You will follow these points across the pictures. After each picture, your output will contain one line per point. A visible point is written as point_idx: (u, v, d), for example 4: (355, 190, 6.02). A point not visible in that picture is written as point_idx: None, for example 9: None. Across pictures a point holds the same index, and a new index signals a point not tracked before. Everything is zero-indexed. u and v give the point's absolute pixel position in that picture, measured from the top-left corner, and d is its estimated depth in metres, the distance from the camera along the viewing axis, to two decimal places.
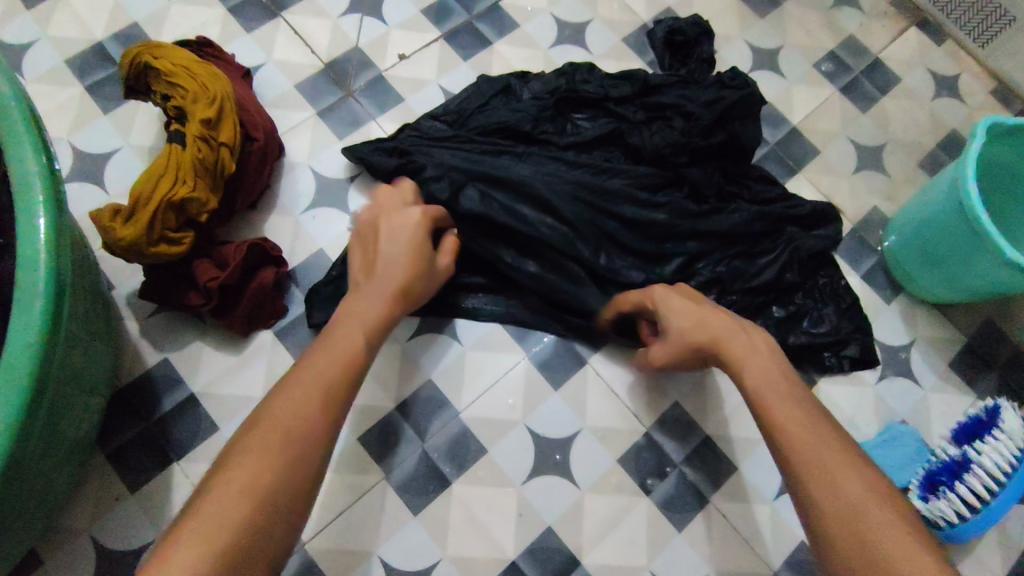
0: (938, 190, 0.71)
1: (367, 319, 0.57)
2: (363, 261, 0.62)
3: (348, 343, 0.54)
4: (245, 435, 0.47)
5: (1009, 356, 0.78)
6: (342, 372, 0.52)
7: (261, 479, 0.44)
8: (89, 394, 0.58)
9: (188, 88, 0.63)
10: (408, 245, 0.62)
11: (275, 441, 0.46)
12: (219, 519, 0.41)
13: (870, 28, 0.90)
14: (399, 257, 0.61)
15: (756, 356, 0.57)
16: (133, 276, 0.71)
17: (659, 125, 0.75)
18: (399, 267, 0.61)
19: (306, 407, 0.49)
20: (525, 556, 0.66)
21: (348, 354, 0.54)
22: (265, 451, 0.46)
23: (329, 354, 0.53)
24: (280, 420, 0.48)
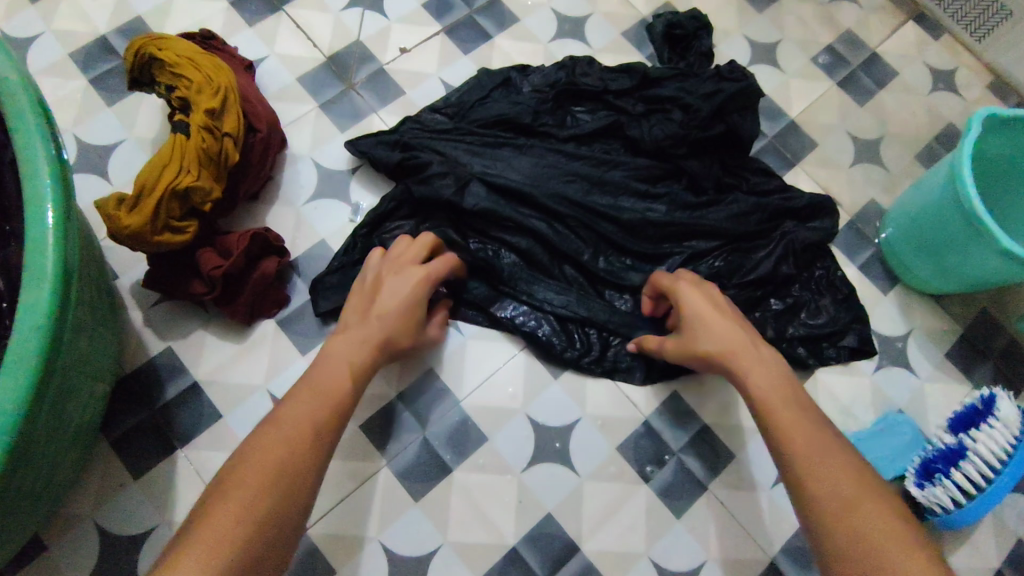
0: (936, 182, 0.71)
1: (353, 355, 0.57)
2: (357, 302, 0.61)
3: (336, 373, 0.55)
4: (233, 464, 0.46)
5: (1004, 346, 0.79)
6: (329, 398, 0.53)
7: (255, 503, 0.43)
8: (93, 381, 0.59)
9: (192, 79, 0.64)
10: (402, 302, 0.60)
11: (268, 469, 0.46)
12: (215, 542, 0.40)
13: (867, 23, 0.91)
14: (388, 313, 0.59)
15: (757, 360, 0.58)
16: (137, 266, 0.71)
17: (658, 117, 0.76)
18: (386, 322, 0.59)
19: (296, 431, 0.49)
20: (526, 542, 0.66)
21: (338, 389, 0.54)
22: (258, 471, 0.45)
23: (315, 387, 0.53)
24: (270, 448, 0.47)
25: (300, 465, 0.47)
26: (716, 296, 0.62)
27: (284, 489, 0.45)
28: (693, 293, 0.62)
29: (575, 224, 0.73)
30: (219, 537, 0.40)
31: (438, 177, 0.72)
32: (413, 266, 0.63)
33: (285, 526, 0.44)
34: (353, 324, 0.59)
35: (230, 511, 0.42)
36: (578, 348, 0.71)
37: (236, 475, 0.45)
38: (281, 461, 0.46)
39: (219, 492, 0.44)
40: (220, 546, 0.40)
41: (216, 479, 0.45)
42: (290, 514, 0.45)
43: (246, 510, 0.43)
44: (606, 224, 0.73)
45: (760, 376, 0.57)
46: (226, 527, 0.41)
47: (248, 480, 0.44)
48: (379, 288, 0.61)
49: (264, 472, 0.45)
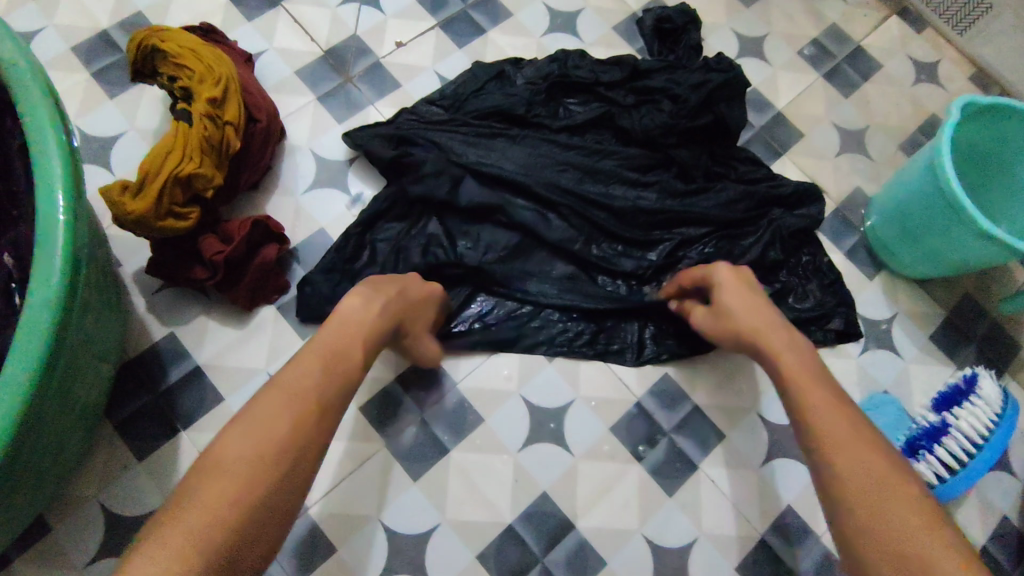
0: (917, 168, 0.73)
1: (371, 326, 0.54)
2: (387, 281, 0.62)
3: (350, 343, 0.52)
4: (231, 426, 0.45)
5: (986, 330, 0.81)
6: (338, 370, 0.50)
7: (251, 482, 0.42)
8: (99, 360, 0.60)
9: (194, 69, 0.66)
10: (425, 289, 0.64)
11: (267, 443, 0.44)
12: (204, 522, 0.40)
13: (852, 17, 0.94)
14: (414, 291, 0.62)
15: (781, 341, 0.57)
16: (139, 253, 0.73)
17: (648, 108, 0.78)
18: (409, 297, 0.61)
19: (299, 403, 0.47)
20: (521, 520, 0.68)
21: (350, 360, 0.51)
22: (254, 446, 0.44)
23: (327, 356, 0.50)
24: (269, 417, 0.45)
25: (301, 445, 0.45)
26: (742, 269, 0.64)
27: (279, 469, 0.44)
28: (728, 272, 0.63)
29: (568, 213, 0.75)
30: (207, 518, 0.40)
31: (433, 173, 0.73)
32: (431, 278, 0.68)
33: (283, 504, 0.44)
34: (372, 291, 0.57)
35: (221, 490, 0.41)
36: (570, 333, 0.74)
37: (227, 449, 0.43)
38: (280, 438, 0.44)
39: (211, 463, 0.43)
40: (208, 527, 0.39)
41: (214, 443, 0.44)
42: (287, 494, 0.44)
43: (240, 489, 0.42)
44: (598, 212, 0.75)
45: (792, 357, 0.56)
46: (213, 507, 0.40)
47: (242, 458, 0.43)
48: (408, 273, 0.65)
49: (259, 450, 0.43)
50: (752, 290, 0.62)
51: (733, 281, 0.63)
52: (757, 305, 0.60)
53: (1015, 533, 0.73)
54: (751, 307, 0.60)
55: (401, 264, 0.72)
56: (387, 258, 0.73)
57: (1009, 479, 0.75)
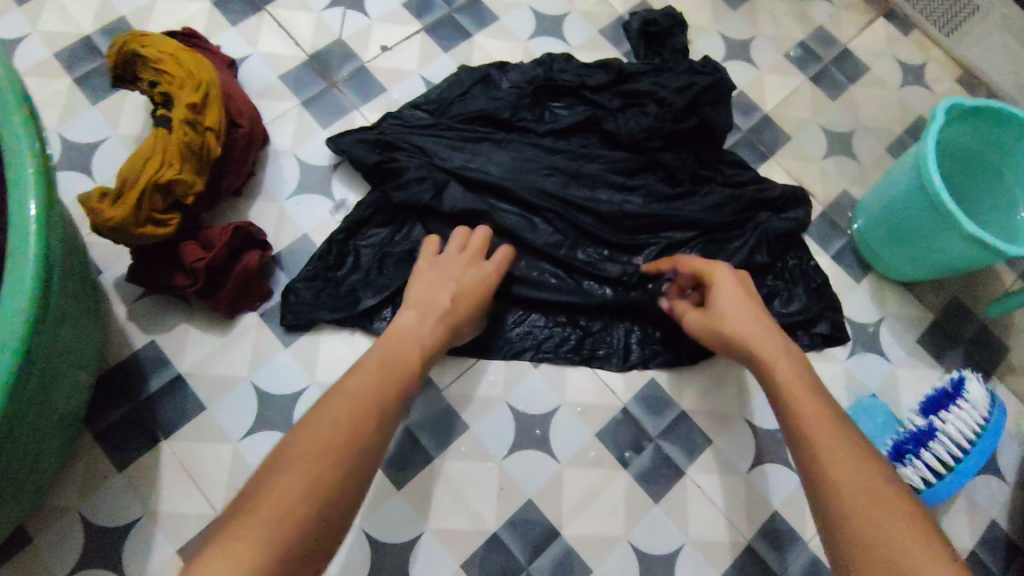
0: (902, 171, 0.73)
1: (423, 340, 0.57)
2: (432, 274, 0.63)
3: (404, 355, 0.55)
4: (301, 427, 0.46)
5: (974, 333, 0.80)
6: (393, 379, 0.52)
7: (319, 478, 0.43)
8: (77, 369, 0.60)
9: (174, 75, 0.65)
10: (478, 284, 0.64)
11: (337, 440, 0.46)
12: (274, 519, 0.40)
13: (839, 20, 0.93)
14: (461, 296, 0.62)
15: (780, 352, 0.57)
16: (121, 261, 0.72)
17: (634, 111, 0.78)
18: (457, 304, 0.61)
19: (358, 408, 0.48)
20: (506, 528, 0.68)
21: (402, 369, 0.54)
22: (316, 448, 0.45)
23: (383, 367, 0.53)
24: (335, 418, 0.47)
25: (367, 446, 0.47)
26: (744, 281, 0.64)
27: (348, 467, 0.45)
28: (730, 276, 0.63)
29: (554, 218, 0.75)
30: (277, 515, 0.40)
31: (416, 182, 0.73)
32: (478, 259, 0.66)
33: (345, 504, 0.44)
34: (424, 299, 0.60)
35: (289, 488, 0.42)
36: (555, 338, 0.74)
37: (289, 452, 0.44)
38: (342, 441, 0.46)
39: (277, 465, 0.44)
40: (275, 524, 0.40)
41: (285, 442, 0.46)
42: (354, 494, 0.45)
43: (308, 487, 0.42)
44: (583, 217, 0.75)
45: (787, 368, 0.55)
46: (281, 505, 0.41)
47: (309, 456, 0.44)
48: (455, 271, 0.64)
49: (323, 448, 0.45)
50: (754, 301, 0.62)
51: (734, 287, 0.62)
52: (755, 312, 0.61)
53: (1003, 538, 0.73)
54: (747, 312, 0.60)
55: (383, 271, 0.72)
56: (370, 264, 0.73)
57: (998, 483, 0.74)
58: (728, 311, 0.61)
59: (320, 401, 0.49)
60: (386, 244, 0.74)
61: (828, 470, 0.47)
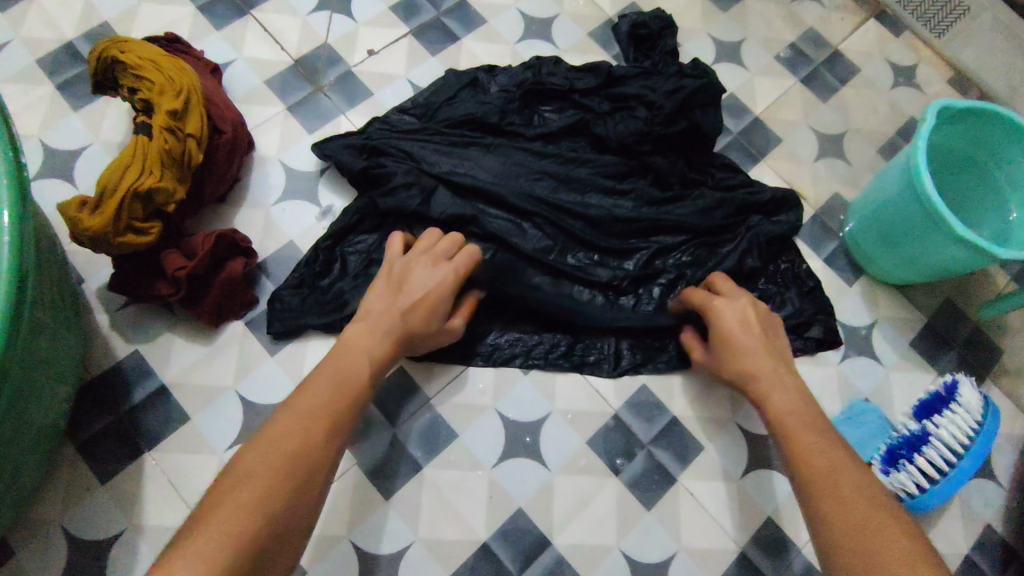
0: (894, 174, 0.72)
1: (372, 350, 0.57)
2: (382, 289, 0.62)
3: (354, 368, 0.55)
4: (251, 444, 0.48)
5: (968, 336, 0.80)
6: (344, 394, 0.53)
7: (270, 494, 0.44)
8: (56, 381, 0.58)
9: (154, 81, 0.64)
10: (431, 291, 0.62)
11: (280, 456, 0.47)
12: (225, 530, 0.41)
13: (830, 21, 0.93)
14: (413, 307, 0.60)
15: (777, 384, 0.59)
16: (103, 269, 0.71)
17: (623, 115, 0.77)
18: (408, 315, 0.60)
19: (310, 426, 0.50)
20: (497, 538, 0.67)
21: (355, 382, 0.55)
22: (266, 465, 0.46)
23: (334, 381, 0.54)
24: (283, 434, 0.48)
25: (315, 460, 0.48)
26: (749, 310, 0.64)
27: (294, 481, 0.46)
28: (733, 307, 0.64)
29: (543, 223, 0.74)
30: (227, 528, 0.41)
31: (404, 188, 0.72)
32: (440, 261, 0.64)
33: (296, 521, 0.45)
34: (375, 312, 0.60)
35: (239, 502, 0.43)
36: (545, 346, 0.73)
37: (242, 468, 0.45)
38: (291, 459, 0.47)
39: (227, 481, 0.45)
40: (226, 536, 0.41)
41: (231, 462, 0.47)
42: (303, 507, 0.46)
43: (258, 502, 0.44)
44: (574, 221, 0.74)
45: (782, 403, 0.58)
46: (234, 516, 0.42)
47: (257, 473, 0.45)
48: (409, 277, 0.62)
49: (274, 466, 0.46)
50: (765, 333, 0.63)
51: (732, 321, 0.63)
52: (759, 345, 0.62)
53: (999, 542, 0.72)
54: (749, 344, 0.62)
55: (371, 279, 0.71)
56: (358, 271, 0.72)
57: (993, 487, 0.74)
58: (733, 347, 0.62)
59: (270, 418, 0.51)
60: (375, 251, 0.73)
61: (826, 499, 0.50)
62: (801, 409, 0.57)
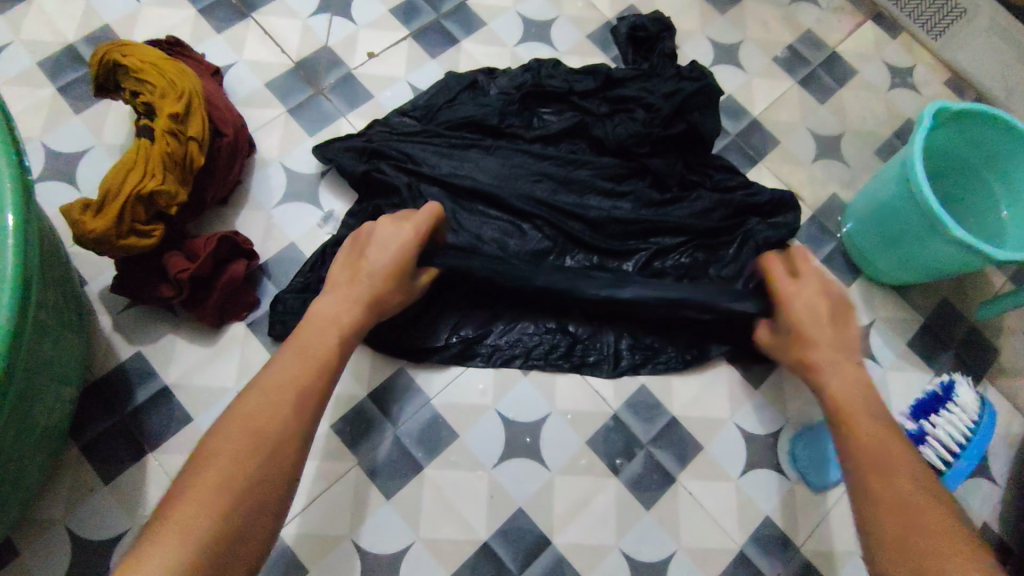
0: (890, 174, 0.73)
1: (339, 321, 0.55)
2: (346, 260, 0.60)
3: (320, 342, 0.53)
4: (223, 422, 0.47)
5: (964, 336, 0.80)
6: (311, 369, 0.51)
7: (234, 479, 0.44)
8: (60, 383, 0.59)
9: (156, 85, 0.65)
10: (393, 255, 0.59)
11: (247, 440, 0.46)
12: (190, 523, 0.41)
13: (827, 23, 0.94)
14: (377, 271, 0.58)
15: (841, 364, 0.56)
16: (105, 272, 0.72)
17: (622, 117, 0.77)
18: (373, 280, 0.58)
19: (277, 405, 0.48)
20: (497, 538, 0.67)
21: (320, 353, 0.53)
22: (233, 446, 0.45)
23: (300, 358, 0.52)
24: (252, 415, 0.47)
25: (281, 441, 0.47)
26: (830, 294, 0.59)
27: (259, 464, 0.45)
28: (805, 291, 0.60)
29: (543, 224, 0.74)
30: (194, 514, 0.42)
31: (407, 193, 0.72)
32: (402, 221, 0.61)
33: (267, 505, 0.45)
34: (341, 282, 0.58)
35: (202, 490, 0.43)
36: (545, 345, 0.73)
37: (210, 450, 0.45)
38: (258, 436, 0.46)
39: (196, 463, 0.45)
40: (188, 527, 0.41)
41: (207, 438, 0.47)
42: (273, 490, 0.45)
43: (227, 484, 0.44)
44: (572, 222, 0.74)
45: (842, 383, 0.55)
46: (203, 500, 0.42)
47: (225, 456, 0.45)
48: (370, 241, 0.60)
49: (239, 448, 0.45)
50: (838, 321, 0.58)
51: (816, 304, 0.59)
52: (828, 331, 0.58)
53: (996, 541, 0.73)
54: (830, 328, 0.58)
55: None
56: None
57: (989, 486, 0.74)
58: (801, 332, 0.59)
59: (237, 397, 0.49)
60: None
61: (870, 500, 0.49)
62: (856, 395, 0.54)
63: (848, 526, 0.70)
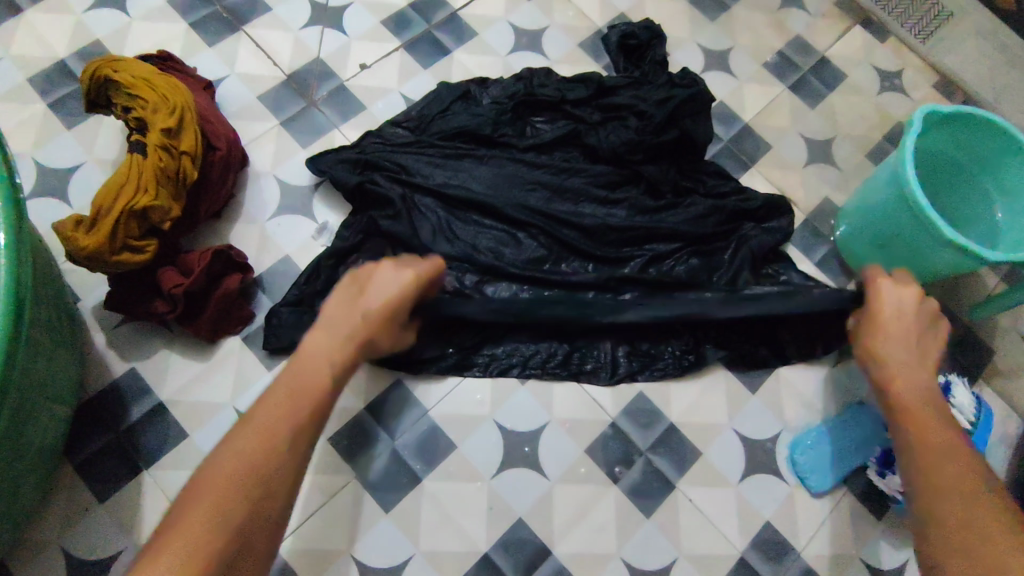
0: (882, 179, 0.73)
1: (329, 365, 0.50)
2: (343, 292, 0.54)
3: (310, 382, 0.49)
4: (212, 457, 0.45)
5: (958, 337, 0.81)
6: (302, 408, 0.47)
7: (227, 518, 0.42)
8: (53, 402, 0.58)
9: (148, 100, 0.65)
10: (391, 300, 0.55)
11: (235, 478, 0.43)
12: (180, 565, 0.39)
13: (815, 28, 0.94)
14: (374, 313, 0.54)
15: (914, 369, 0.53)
16: (98, 288, 0.71)
17: (614, 125, 0.78)
18: (371, 324, 0.53)
19: (268, 445, 0.45)
20: (497, 549, 0.67)
21: (311, 398, 0.48)
22: (222, 495, 0.42)
23: (289, 396, 0.48)
24: (238, 451, 0.45)
25: (272, 484, 0.44)
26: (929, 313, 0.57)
27: (252, 503, 0.43)
28: (898, 291, 0.58)
29: (538, 232, 0.74)
30: (180, 564, 0.39)
31: (400, 204, 0.72)
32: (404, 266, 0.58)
33: (257, 549, 0.43)
34: (335, 315, 0.53)
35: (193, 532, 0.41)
36: (542, 353, 0.73)
37: (198, 487, 0.43)
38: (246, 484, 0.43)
39: (187, 500, 0.43)
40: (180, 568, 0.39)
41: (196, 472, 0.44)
42: (263, 531, 0.43)
43: (214, 537, 0.41)
44: (567, 230, 0.74)
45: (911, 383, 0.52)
46: (193, 546, 0.40)
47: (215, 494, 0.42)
48: (370, 280, 0.55)
49: (233, 484, 0.43)
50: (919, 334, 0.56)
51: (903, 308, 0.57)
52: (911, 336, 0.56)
53: None
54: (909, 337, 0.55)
55: None
56: None
57: None
58: (879, 325, 0.57)
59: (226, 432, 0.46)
60: None
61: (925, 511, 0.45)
62: (931, 403, 0.51)
63: (847, 529, 0.70)
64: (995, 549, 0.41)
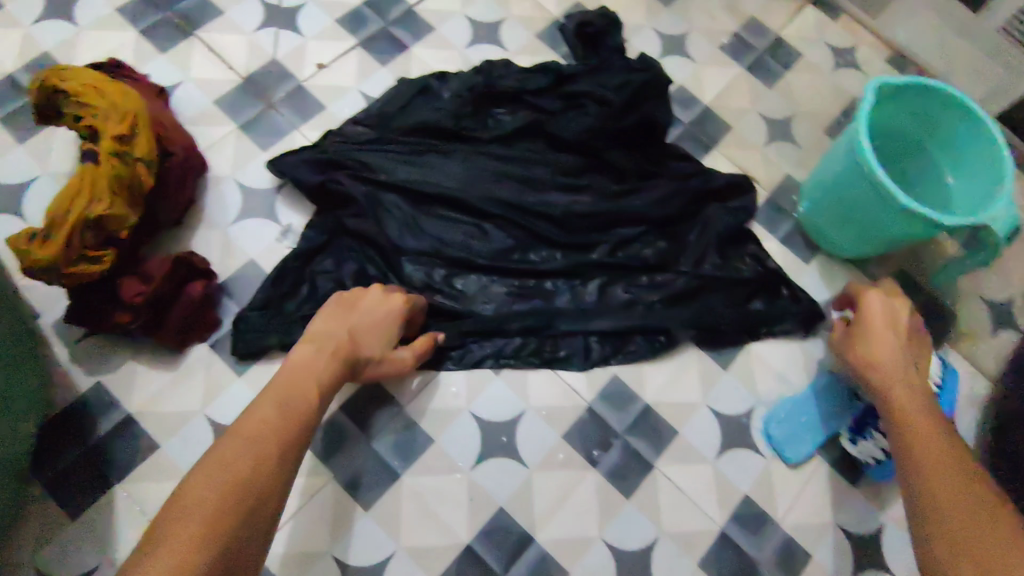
0: (839, 152, 0.74)
1: (319, 375, 0.56)
2: (332, 310, 0.62)
3: (300, 389, 0.55)
4: (201, 465, 0.47)
5: (922, 303, 0.82)
6: (294, 413, 0.53)
7: (219, 521, 0.44)
8: (15, 417, 0.57)
9: (97, 108, 0.64)
10: (381, 316, 0.63)
11: (227, 482, 0.46)
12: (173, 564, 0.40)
13: (769, 9, 0.96)
14: (362, 327, 0.62)
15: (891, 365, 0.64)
16: (59, 303, 0.70)
17: (575, 113, 0.79)
18: (359, 335, 0.61)
19: (261, 451, 0.49)
20: (480, 539, 0.67)
21: (299, 408, 0.54)
22: (220, 486, 0.46)
23: (279, 403, 0.53)
24: (230, 455, 0.48)
25: (263, 488, 0.48)
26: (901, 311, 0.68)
27: (244, 506, 0.46)
28: (882, 299, 0.69)
29: (506, 224, 0.75)
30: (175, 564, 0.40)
31: (365, 202, 0.72)
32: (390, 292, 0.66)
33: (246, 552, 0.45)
34: (321, 330, 0.60)
35: (186, 535, 0.42)
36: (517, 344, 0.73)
37: (188, 492, 0.45)
38: (246, 477, 0.47)
39: (175, 506, 0.44)
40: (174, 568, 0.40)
41: (184, 479, 0.46)
42: (252, 535, 0.45)
43: (214, 528, 0.43)
44: (535, 219, 0.75)
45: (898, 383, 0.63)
46: (187, 548, 0.41)
47: (210, 499, 0.45)
48: (357, 303, 0.63)
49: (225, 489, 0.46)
50: (908, 338, 0.67)
51: (881, 310, 0.68)
52: (897, 337, 0.67)
53: None
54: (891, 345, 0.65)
55: None
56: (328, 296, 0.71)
57: None
58: (867, 329, 0.67)
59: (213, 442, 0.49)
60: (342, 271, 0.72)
61: (917, 478, 0.54)
62: (914, 394, 0.61)
63: (823, 498, 0.71)
64: (989, 519, 0.47)
